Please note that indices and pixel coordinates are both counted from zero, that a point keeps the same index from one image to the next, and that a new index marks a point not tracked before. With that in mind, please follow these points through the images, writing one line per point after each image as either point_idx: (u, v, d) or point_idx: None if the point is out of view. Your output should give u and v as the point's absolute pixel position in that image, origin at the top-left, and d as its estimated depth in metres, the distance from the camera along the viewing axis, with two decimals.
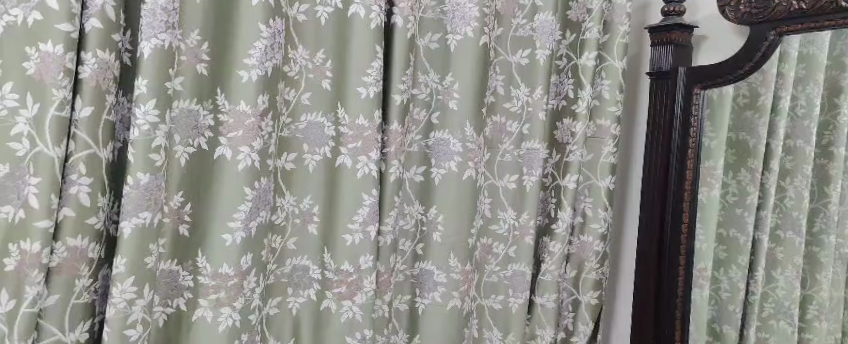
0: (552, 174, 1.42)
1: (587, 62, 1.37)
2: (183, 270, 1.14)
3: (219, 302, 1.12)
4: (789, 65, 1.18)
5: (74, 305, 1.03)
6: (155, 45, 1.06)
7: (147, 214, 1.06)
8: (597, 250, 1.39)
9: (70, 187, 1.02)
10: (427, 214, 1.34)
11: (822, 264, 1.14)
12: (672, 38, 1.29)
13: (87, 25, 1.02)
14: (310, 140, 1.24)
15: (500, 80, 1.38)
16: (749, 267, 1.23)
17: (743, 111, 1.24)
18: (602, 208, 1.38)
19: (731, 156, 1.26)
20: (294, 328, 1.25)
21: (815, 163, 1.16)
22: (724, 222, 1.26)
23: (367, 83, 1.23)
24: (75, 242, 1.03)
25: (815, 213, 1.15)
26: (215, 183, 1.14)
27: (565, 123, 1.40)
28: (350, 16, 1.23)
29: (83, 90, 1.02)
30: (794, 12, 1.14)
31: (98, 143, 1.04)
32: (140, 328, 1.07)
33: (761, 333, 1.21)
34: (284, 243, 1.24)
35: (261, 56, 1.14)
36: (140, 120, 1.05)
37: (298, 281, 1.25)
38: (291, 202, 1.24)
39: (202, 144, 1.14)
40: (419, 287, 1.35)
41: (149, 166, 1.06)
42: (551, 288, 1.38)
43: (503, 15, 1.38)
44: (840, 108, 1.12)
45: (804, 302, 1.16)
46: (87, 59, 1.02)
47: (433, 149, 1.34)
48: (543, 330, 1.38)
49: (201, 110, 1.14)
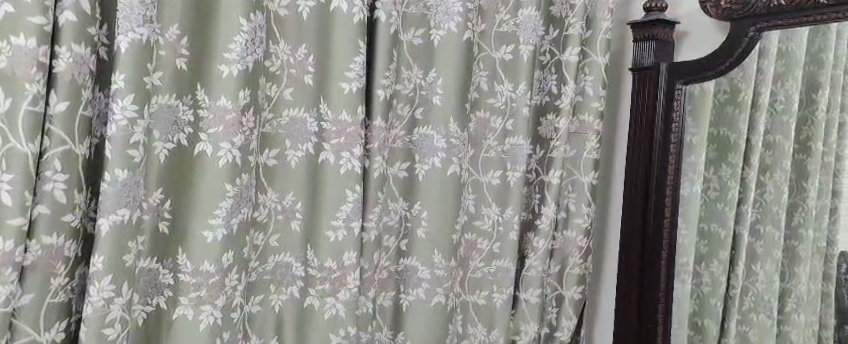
0: (536, 169, 1.42)
1: (570, 58, 1.37)
2: (163, 268, 1.13)
3: (200, 300, 1.11)
4: (769, 62, 1.20)
5: (49, 304, 1.01)
6: (132, 39, 1.04)
7: (125, 212, 1.04)
8: (580, 245, 1.39)
9: (45, 184, 1.00)
10: (411, 209, 1.33)
11: (799, 258, 1.15)
12: (654, 34, 1.30)
13: (60, 18, 1.00)
14: (293, 136, 1.22)
15: (484, 76, 1.37)
16: (729, 262, 1.25)
17: (724, 107, 1.26)
18: (586, 204, 1.39)
19: (711, 151, 1.27)
20: (277, 327, 1.24)
21: (794, 158, 1.18)
22: (705, 217, 1.28)
23: (350, 78, 1.22)
24: (50, 240, 1.01)
25: (794, 207, 1.17)
26: (195, 179, 1.12)
27: (548, 119, 1.41)
28: (333, 10, 1.22)
29: (58, 85, 1.00)
30: (772, 8, 1.15)
31: (73, 138, 1.02)
32: (119, 327, 1.05)
33: (741, 326, 1.23)
34: (268, 240, 1.23)
35: (241, 51, 1.13)
36: (118, 115, 1.03)
37: (281, 279, 1.24)
38: (275, 199, 1.23)
39: (182, 140, 1.13)
40: (402, 284, 1.34)
41: (128, 162, 1.04)
42: (534, 283, 1.39)
43: (487, 11, 1.39)
44: (817, 104, 1.15)
45: (783, 296, 1.18)
46: (60, 53, 1.00)
47: (416, 144, 1.33)
48: (527, 325, 1.39)
49: (180, 105, 1.13)
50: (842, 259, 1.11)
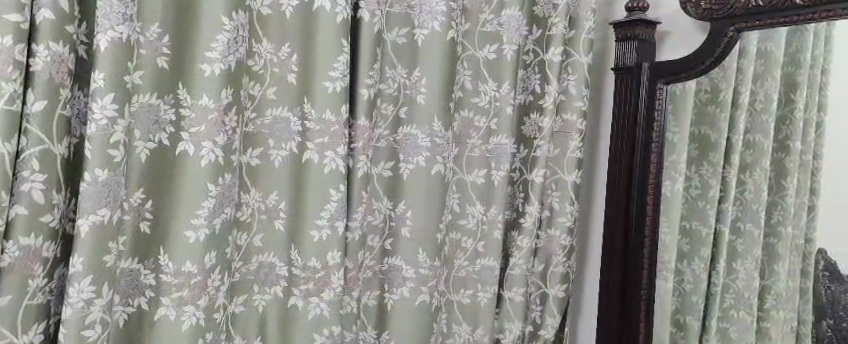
0: (520, 168, 1.43)
1: (554, 57, 1.38)
2: (143, 269, 1.11)
3: (182, 300, 1.10)
4: (748, 62, 1.21)
5: (26, 306, 0.99)
6: (111, 38, 1.02)
7: (105, 212, 1.03)
8: (564, 244, 1.41)
9: (22, 184, 0.98)
10: (395, 209, 1.34)
11: (779, 255, 1.17)
12: (636, 34, 1.32)
13: (37, 16, 0.98)
14: (275, 135, 1.22)
15: (468, 75, 1.39)
16: (711, 259, 1.26)
17: (705, 106, 1.27)
18: (570, 203, 1.40)
19: (693, 150, 1.29)
20: (260, 328, 1.23)
21: (773, 157, 1.19)
22: (687, 216, 1.29)
23: (333, 77, 1.22)
24: (27, 241, 0.99)
25: (774, 205, 1.18)
26: (178, 179, 1.11)
27: (532, 117, 1.42)
28: (315, 10, 1.22)
29: (35, 84, 0.99)
30: (751, 9, 1.17)
31: (51, 137, 1.00)
32: (99, 328, 1.03)
33: (723, 323, 1.24)
34: (250, 239, 1.22)
35: (223, 49, 1.12)
36: (97, 115, 1.02)
37: (264, 279, 1.23)
38: (257, 199, 1.22)
39: (163, 139, 1.12)
40: (387, 282, 1.34)
41: (108, 162, 1.03)
42: (519, 281, 1.39)
43: (470, 11, 1.39)
44: (795, 103, 1.17)
45: (763, 293, 1.19)
46: (38, 51, 0.98)
47: (400, 144, 1.33)
48: (511, 324, 1.40)
49: (161, 105, 1.11)
50: (819, 256, 1.12)
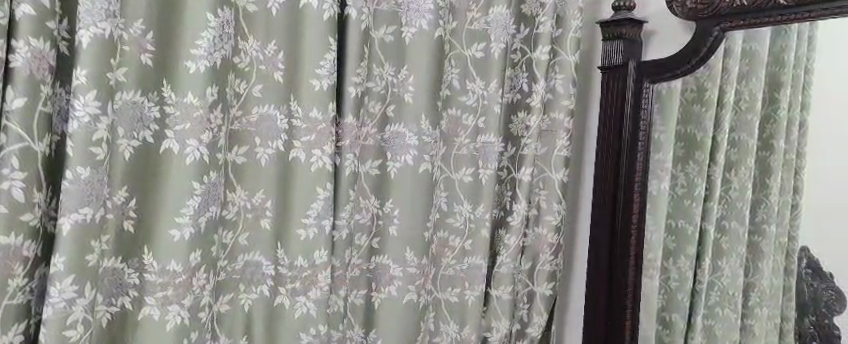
0: (507, 167, 1.43)
1: (541, 56, 1.39)
2: (128, 268, 1.09)
3: (166, 299, 1.09)
4: (734, 61, 1.22)
5: (6, 306, 0.97)
6: (95, 34, 1.01)
7: (88, 210, 1.01)
8: (551, 242, 1.41)
9: (1, 183, 0.96)
10: (383, 208, 1.33)
11: (763, 254, 1.18)
12: (621, 33, 1.33)
13: (17, 11, 0.96)
14: (262, 133, 1.21)
15: (456, 73, 1.38)
16: (697, 257, 1.27)
17: (691, 105, 1.28)
18: (556, 201, 1.40)
19: (679, 149, 1.30)
20: (246, 327, 1.22)
21: (758, 155, 1.20)
22: (672, 215, 1.30)
23: (320, 76, 1.21)
24: (8, 241, 0.97)
25: (757, 204, 1.20)
26: (162, 177, 1.10)
27: (520, 116, 1.42)
28: (303, 6, 1.21)
29: (15, 81, 0.97)
30: (736, 9, 1.18)
31: (31, 135, 0.99)
32: (81, 329, 1.02)
33: (707, 320, 1.25)
34: (237, 238, 1.21)
35: (209, 46, 1.11)
36: (79, 112, 1.00)
37: (251, 278, 1.22)
38: (244, 197, 1.21)
39: (147, 137, 1.10)
40: (374, 281, 1.33)
41: (90, 160, 1.01)
42: (505, 280, 1.39)
43: (458, 9, 1.39)
44: (780, 102, 1.18)
45: (747, 289, 1.20)
46: (18, 47, 0.97)
47: (388, 143, 1.33)
48: (499, 322, 1.40)
49: (146, 102, 1.10)
50: (802, 253, 1.14)
